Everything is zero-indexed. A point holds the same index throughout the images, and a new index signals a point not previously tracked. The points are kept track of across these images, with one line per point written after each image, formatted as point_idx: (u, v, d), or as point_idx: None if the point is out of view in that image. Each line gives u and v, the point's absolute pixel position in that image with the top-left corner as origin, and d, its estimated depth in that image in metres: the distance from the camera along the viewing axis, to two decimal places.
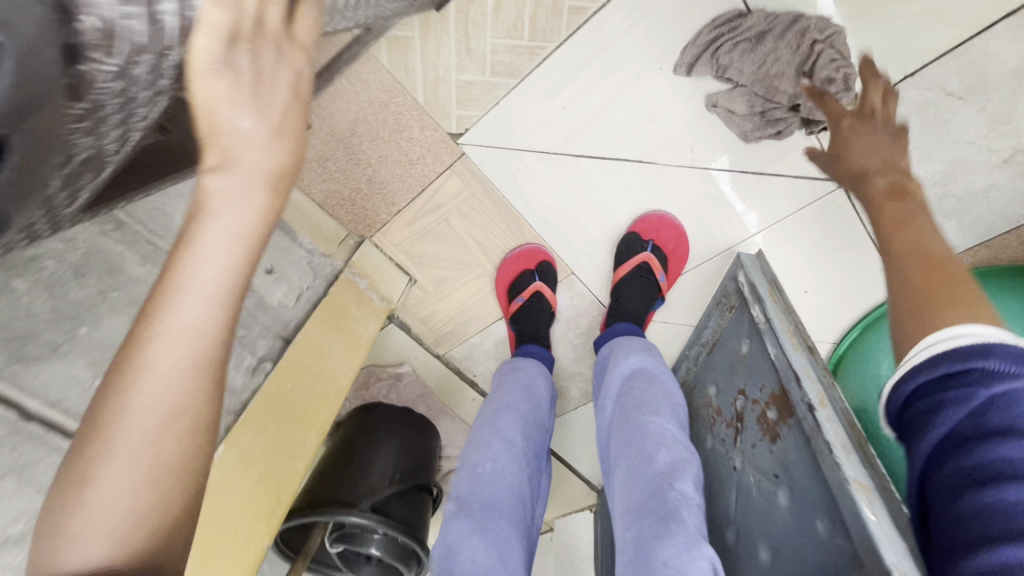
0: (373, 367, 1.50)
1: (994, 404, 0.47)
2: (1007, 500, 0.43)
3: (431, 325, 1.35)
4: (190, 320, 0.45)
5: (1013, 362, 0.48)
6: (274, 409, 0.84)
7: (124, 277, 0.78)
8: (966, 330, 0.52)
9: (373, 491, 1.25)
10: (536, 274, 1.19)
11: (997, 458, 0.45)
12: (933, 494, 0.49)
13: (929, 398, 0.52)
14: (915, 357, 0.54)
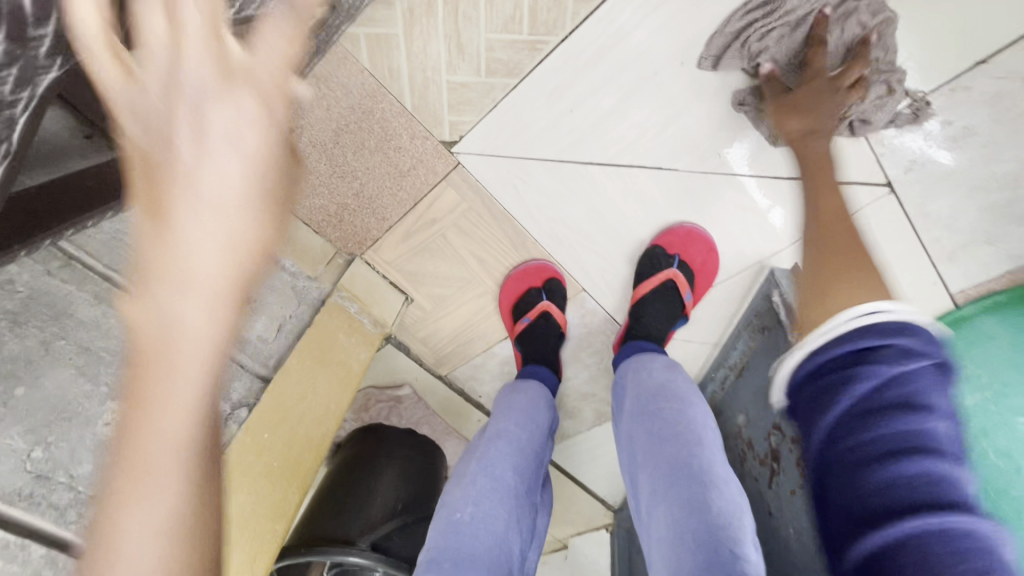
0: (372, 390, 1.41)
1: (896, 378, 0.45)
2: (913, 472, 0.41)
3: (432, 346, 1.25)
4: (165, 434, 0.30)
5: (925, 343, 0.47)
6: (243, 464, 0.74)
7: (73, 321, 0.69)
8: (868, 311, 0.51)
9: (372, 525, 1.16)
10: (543, 293, 1.08)
11: (900, 432, 0.43)
12: (830, 468, 0.46)
13: (835, 371, 0.49)
14: (823, 333, 0.51)
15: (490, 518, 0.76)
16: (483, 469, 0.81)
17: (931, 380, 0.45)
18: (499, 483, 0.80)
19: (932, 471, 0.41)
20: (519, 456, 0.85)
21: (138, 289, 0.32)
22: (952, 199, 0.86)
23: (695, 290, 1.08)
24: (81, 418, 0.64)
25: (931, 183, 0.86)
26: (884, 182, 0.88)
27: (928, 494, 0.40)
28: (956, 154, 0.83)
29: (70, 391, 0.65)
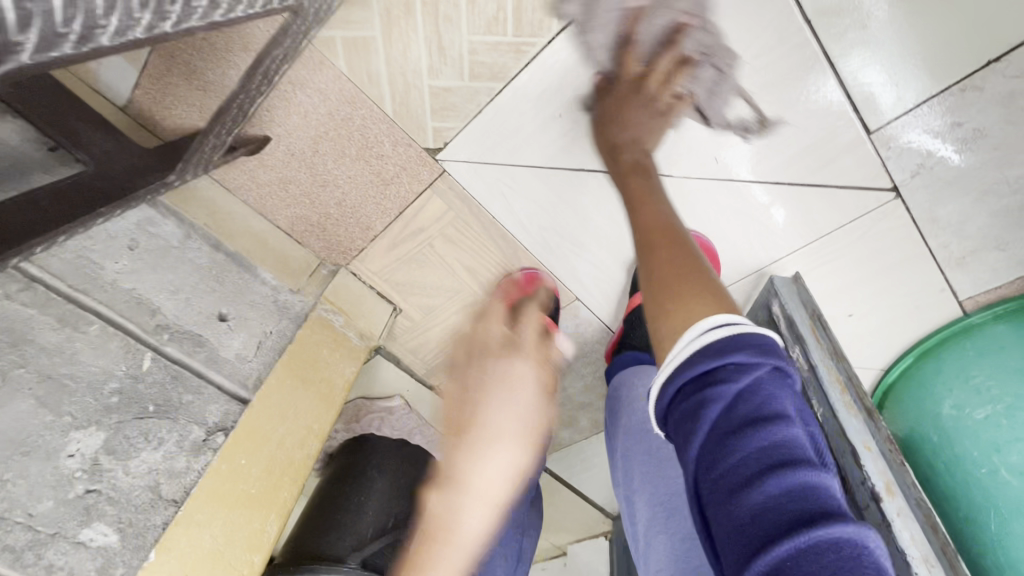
0: (363, 399, 1.38)
1: (744, 395, 0.44)
2: (777, 489, 0.39)
3: (423, 357, 1.22)
4: (474, 524, 0.57)
5: (757, 353, 0.45)
6: (216, 493, 0.70)
7: (35, 347, 0.66)
8: (711, 324, 0.48)
9: (361, 543, 1.13)
10: None
11: (759, 452, 0.41)
12: (710, 500, 0.43)
13: (690, 393, 0.46)
14: (675, 356, 0.48)
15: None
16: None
17: (770, 387, 0.44)
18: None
19: (796, 483, 0.39)
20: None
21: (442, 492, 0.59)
22: (956, 208, 0.83)
23: None
24: (41, 451, 0.61)
25: (939, 188, 0.82)
26: (891, 187, 0.83)
27: (794, 508, 0.38)
28: (966, 158, 0.78)
29: (30, 422, 0.62)
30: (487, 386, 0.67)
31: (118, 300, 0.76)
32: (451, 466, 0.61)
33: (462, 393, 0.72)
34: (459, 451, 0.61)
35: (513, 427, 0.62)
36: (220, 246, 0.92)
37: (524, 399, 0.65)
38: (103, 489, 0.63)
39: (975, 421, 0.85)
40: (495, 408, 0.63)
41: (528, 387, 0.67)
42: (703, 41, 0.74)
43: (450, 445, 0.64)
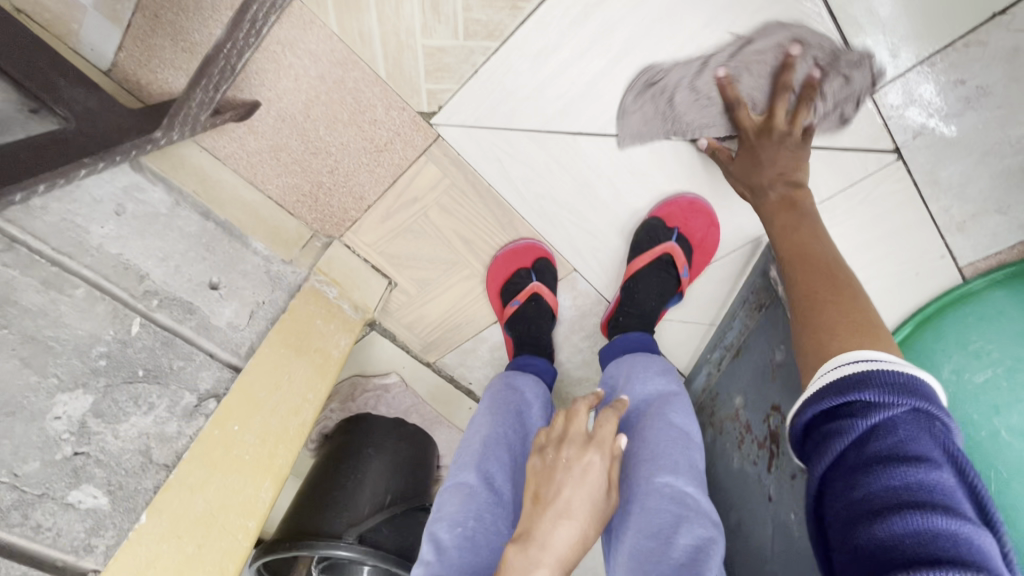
0: (359, 377, 1.35)
1: (878, 431, 0.49)
2: (906, 528, 0.43)
3: (417, 332, 1.21)
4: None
5: (889, 393, 0.50)
6: (217, 459, 0.69)
7: (16, 309, 0.64)
8: (857, 356, 0.54)
9: (359, 520, 1.13)
10: (533, 274, 1.01)
11: (888, 487, 0.46)
12: (839, 522, 0.48)
13: (825, 425, 0.53)
14: (810, 388, 0.56)
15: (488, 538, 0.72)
16: (480, 481, 0.76)
17: (909, 428, 0.48)
18: (494, 495, 0.76)
19: (927, 526, 0.42)
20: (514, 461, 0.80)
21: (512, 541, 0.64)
22: (959, 168, 0.83)
23: (691, 268, 1.02)
24: (26, 412, 0.59)
25: (940, 149, 0.82)
26: (892, 148, 0.84)
27: (922, 546, 0.42)
28: (968, 117, 0.78)
29: (15, 383, 0.60)
30: (566, 468, 0.67)
31: (104, 266, 0.74)
32: (531, 523, 0.65)
33: (543, 465, 0.70)
34: (545, 518, 0.64)
35: (586, 512, 0.65)
36: (209, 214, 0.90)
37: (600, 491, 0.67)
38: (91, 452, 0.62)
39: (975, 384, 0.84)
40: (576, 495, 0.65)
41: (601, 480, 0.67)
42: (809, 68, 0.78)
43: (530, 508, 0.67)
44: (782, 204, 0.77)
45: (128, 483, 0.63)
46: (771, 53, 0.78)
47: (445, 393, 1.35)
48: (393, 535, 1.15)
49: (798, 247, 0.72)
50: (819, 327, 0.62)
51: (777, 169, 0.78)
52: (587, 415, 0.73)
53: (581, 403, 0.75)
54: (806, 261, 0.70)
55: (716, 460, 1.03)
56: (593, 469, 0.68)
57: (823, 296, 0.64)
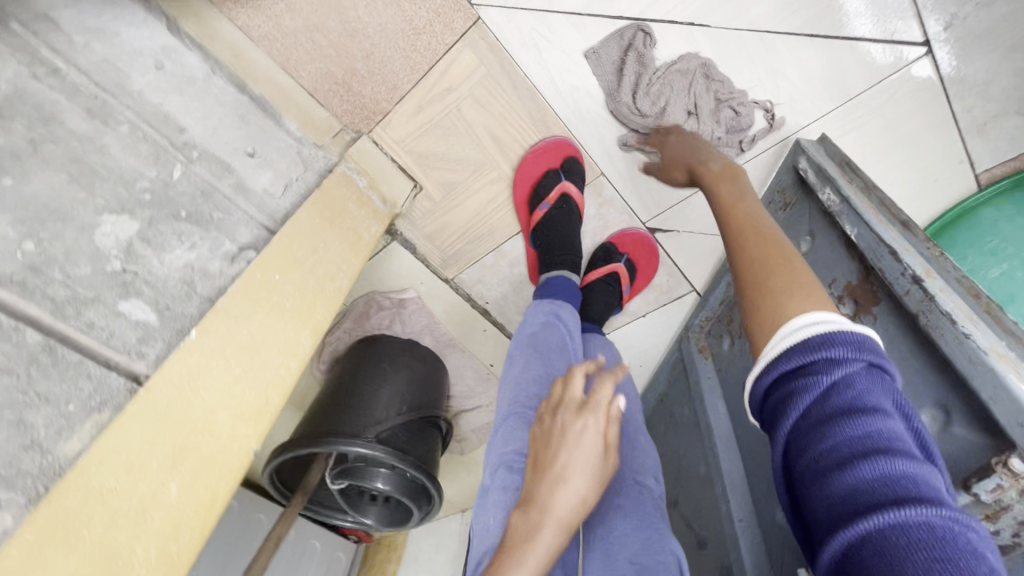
0: (374, 293, 1.32)
1: (837, 387, 0.49)
2: (874, 476, 0.43)
3: (439, 243, 1.21)
4: (542, 555, 0.54)
5: (851, 350, 0.50)
6: (259, 300, 0.69)
7: (64, 130, 0.63)
8: (811, 318, 0.55)
9: (379, 421, 1.15)
10: (562, 174, 1.05)
11: (854, 438, 0.45)
12: (804, 480, 0.47)
13: (786, 384, 0.53)
14: (769, 353, 0.55)
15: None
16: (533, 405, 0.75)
17: (866, 382, 0.48)
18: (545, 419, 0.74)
19: (893, 473, 0.42)
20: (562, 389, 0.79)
21: (521, 505, 0.58)
22: (983, 65, 0.85)
23: (632, 288, 1.20)
24: (76, 222, 0.59)
25: (971, 41, 0.84)
26: (922, 41, 0.85)
27: (887, 492, 0.41)
28: (997, 7, 0.80)
29: (64, 195, 0.59)
30: (563, 432, 0.61)
31: (146, 111, 0.73)
32: (530, 487, 0.59)
33: (540, 433, 0.64)
34: (543, 482, 0.58)
35: (588, 473, 0.59)
36: (244, 87, 0.89)
37: (600, 455, 0.60)
38: (139, 271, 0.61)
39: (990, 279, 0.87)
40: (573, 457, 0.59)
41: (598, 445, 0.60)
42: (712, 102, 0.93)
43: (530, 476, 0.60)
44: (719, 178, 0.83)
45: (175, 306, 0.62)
46: (685, 92, 0.92)
47: (462, 314, 1.34)
48: (408, 443, 1.17)
49: (746, 217, 0.74)
50: (773, 289, 0.62)
51: (703, 155, 0.88)
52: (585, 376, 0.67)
53: (578, 366, 0.69)
54: (750, 230, 0.72)
55: (735, 364, 1.05)
56: (590, 424, 0.61)
57: (775, 262, 0.65)
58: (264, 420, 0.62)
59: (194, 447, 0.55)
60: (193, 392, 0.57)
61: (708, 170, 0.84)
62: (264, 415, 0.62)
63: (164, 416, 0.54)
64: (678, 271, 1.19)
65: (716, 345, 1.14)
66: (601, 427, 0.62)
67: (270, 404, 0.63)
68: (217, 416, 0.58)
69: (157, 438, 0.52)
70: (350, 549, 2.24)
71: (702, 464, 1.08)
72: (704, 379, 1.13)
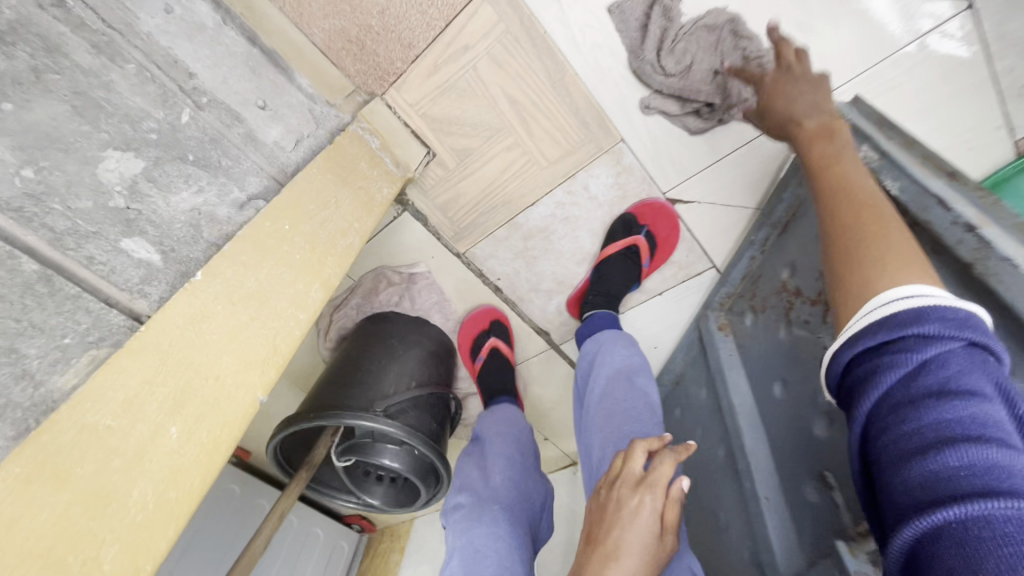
0: (384, 268, 1.30)
1: (928, 365, 0.49)
2: (958, 461, 0.43)
3: (451, 215, 1.18)
4: None
5: (947, 327, 0.50)
6: (269, 248, 0.66)
7: (69, 62, 0.60)
8: (900, 297, 0.54)
9: (387, 396, 1.12)
10: (490, 334, 1.34)
11: (941, 420, 0.46)
12: (884, 458, 0.49)
13: (872, 363, 0.53)
14: (852, 327, 0.56)
15: (487, 495, 0.96)
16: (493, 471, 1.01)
17: (962, 363, 0.48)
18: (490, 466, 1.02)
19: (980, 458, 0.43)
20: (513, 453, 1.06)
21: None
22: None
23: (651, 261, 1.19)
24: (78, 154, 0.55)
25: None
26: None
27: (972, 478, 0.42)
28: None
29: (65, 125, 0.56)
30: (616, 510, 0.65)
31: (153, 53, 0.70)
32: (582, 562, 0.64)
33: (598, 507, 0.69)
34: (596, 558, 0.63)
35: (645, 555, 0.62)
36: (255, 40, 0.87)
37: (655, 533, 0.63)
38: (144, 210, 0.58)
39: None
40: (627, 537, 0.62)
41: (653, 523, 0.63)
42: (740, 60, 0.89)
43: (584, 549, 0.66)
44: (813, 137, 0.78)
45: (181, 250, 0.59)
46: (711, 49, 0.89)
47: (471, 289, 1.31)
48: (417, 419, 1.13)
49: (840, 181, 0.71)
50: (870, 261, 0.61)
51: (798, 111, 0.80)
52: (646, 453, 0.69)
53: (640, 442, 0.71)
54: (845, 195, 0.69)
55: (758, 338, 1.01)
56: (643, 506, 0.64)
57: (875, 231, 0.63)
58: (274, 368, 0.58)
59: (194, 392, 0.51)
60: (202, 332, 0.54)
61: (802, 130, 0.78)
62: (275, 362, 0.59)
63: (166, 358, 0.50)
64: (698, 247, 1.15)
65: (737, 322, 1.10)
66: (655, 507, 0.64)
67: (278, 353, 0.60)
68: (222, 362, 0.54)
69: (161, 380, 0.49)
70: (354, 538, 2.20)
71: (723, 442, 1.04)
72: (725, 356, 1.09)
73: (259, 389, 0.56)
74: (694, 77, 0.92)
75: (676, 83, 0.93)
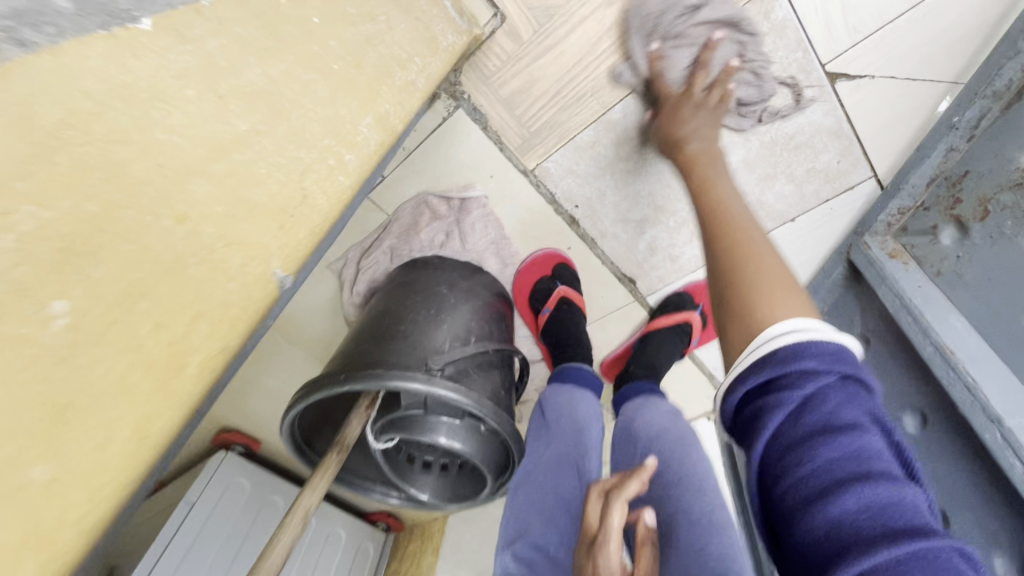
0: (430, 193, 0.99)
1: (811, 402, 0.40)
2: (857, 509, 0.35)
3: (518, 114, 0.89)
4: None
5: (826, 358, 0.40)
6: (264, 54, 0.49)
7: None
8: (780, 330, 0.43)
9: (442, 351, 0.83)
10: (557, 281, 1.04)
11: (832, 463, 0.37)
12: (780, 515, 0.39)
13: (752, 400, 0.42)
14: (737, 364, 0.44)
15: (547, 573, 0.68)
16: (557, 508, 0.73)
17: (840, 395, 0.40)
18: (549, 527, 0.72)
19: (877, 501, 0.35)
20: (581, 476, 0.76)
21: None
22: None
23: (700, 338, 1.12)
24: None
25: None
26: None
27: (878, 531, 0.34)
28: None
29: None
30: None
31: None
32: None
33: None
34: None
35: None
36: None
37: None
38: None
39: None
40: None
41: None
42: (730, 56, 0.76)
43: None
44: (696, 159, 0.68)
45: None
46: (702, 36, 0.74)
47: (540, 222, 1.02)
48: (481, 381, 0.85)
49: (716, 202, 0.59)
50: (750, 275, 0.49)
51: (691, 130, 0.71)
52: (599, 500, 0.59)
53: (595, 485, 0.61)
54: (715, 219, 0.57)
55: (973, 259, 0.71)
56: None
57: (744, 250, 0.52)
58: (306, 233, 0.54)
59: (150, 244, 0.40)
60: (170, 164, 0.41)
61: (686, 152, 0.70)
62: (304, 226, 0.53)
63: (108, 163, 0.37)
64: (857, 146, 0.85)
65: (925, 245, 0.80)
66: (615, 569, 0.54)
67: (298, 197, 0.52)
68: (213, 212, 0.45)
69: (86, 210, 0.35)
70: (379, 539, 1.92)
71: (921, 408, 0.74)
72: (912, 287, 0.76)
73: (277, 259, 0.51)
74: (670, 62, 0.76)
75: (645, 64, 0.78)
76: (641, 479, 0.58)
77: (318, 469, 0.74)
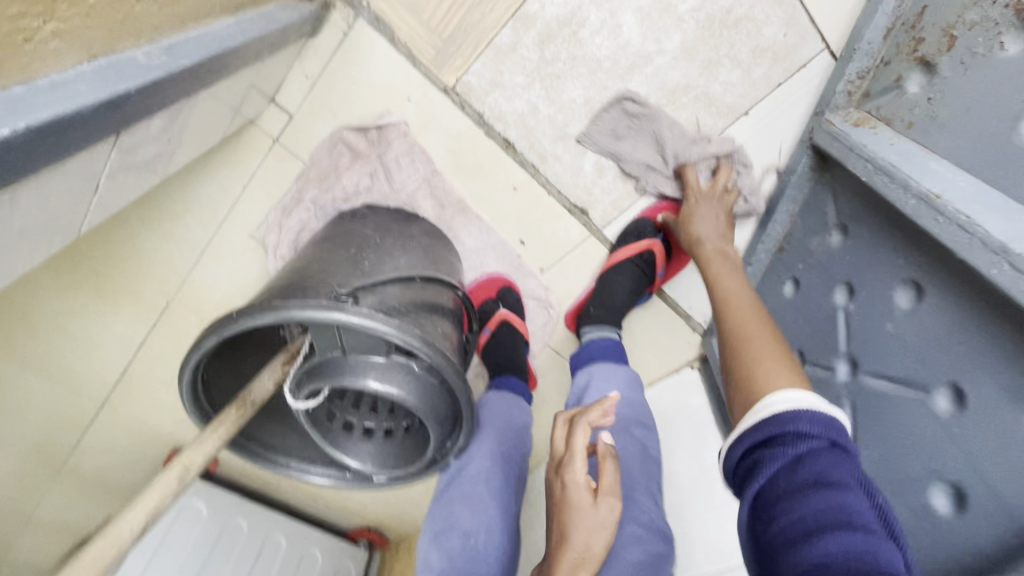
0: (345, 129, 0.89)
1: (803, 459, 0.43)
2: (838, 552, 0.36)
3: (426, 20, 0.83)
4: None
5: (820, 427, 0.44)
6: None
7: None
8: (783, 397, 0.49)
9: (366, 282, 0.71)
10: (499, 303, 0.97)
11: (817, 511, 0.39)
12: (767, 560, 0.41)
13: (755, 456, 0.47)
14: (744, 422, 0.49)
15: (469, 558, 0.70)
16: (485, 494, 0.74)
17: (831, 459, 0.42)
18: (478, 517, 0.73)
19: (857, 548, 0.36)
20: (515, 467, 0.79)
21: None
22: None
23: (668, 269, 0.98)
24: None
25: None
26: None
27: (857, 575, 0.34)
28: None
29: None
30: (564, 498, 0.57)
31: None
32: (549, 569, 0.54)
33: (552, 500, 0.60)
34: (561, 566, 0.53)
35: (587, 542, 0.53)
36: None
37: (592, 507, 0.55)
38: None
39: None
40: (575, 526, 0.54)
41: (587, 497, 0.56)
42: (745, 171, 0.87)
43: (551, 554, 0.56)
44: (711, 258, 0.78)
45: None
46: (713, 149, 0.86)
47: (474, 152, 0.92)
48: (418, 318, 0.72)
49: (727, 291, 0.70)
50: (751, 360, 0.56)
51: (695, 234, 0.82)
52: (562, 421, 0.64)
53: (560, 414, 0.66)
54: (728, 309, 0.67)
55: (946, 96, 0.62)
56: (573, 491, 0.56)
57: (746, 339, 0.60)
58: None
59: None
60: None
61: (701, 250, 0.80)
62: None
63: None
64: (802, 14, 0.80)
65: (890, 102, 0.70)
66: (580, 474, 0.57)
67: None
68: None
69: None
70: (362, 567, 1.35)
71: (914, 277, 0.64)
72: (884, 146, 0.66)
73: None
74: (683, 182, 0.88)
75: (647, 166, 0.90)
76: (605, 408, 0.62)
77: (211, 425, 0.62)
